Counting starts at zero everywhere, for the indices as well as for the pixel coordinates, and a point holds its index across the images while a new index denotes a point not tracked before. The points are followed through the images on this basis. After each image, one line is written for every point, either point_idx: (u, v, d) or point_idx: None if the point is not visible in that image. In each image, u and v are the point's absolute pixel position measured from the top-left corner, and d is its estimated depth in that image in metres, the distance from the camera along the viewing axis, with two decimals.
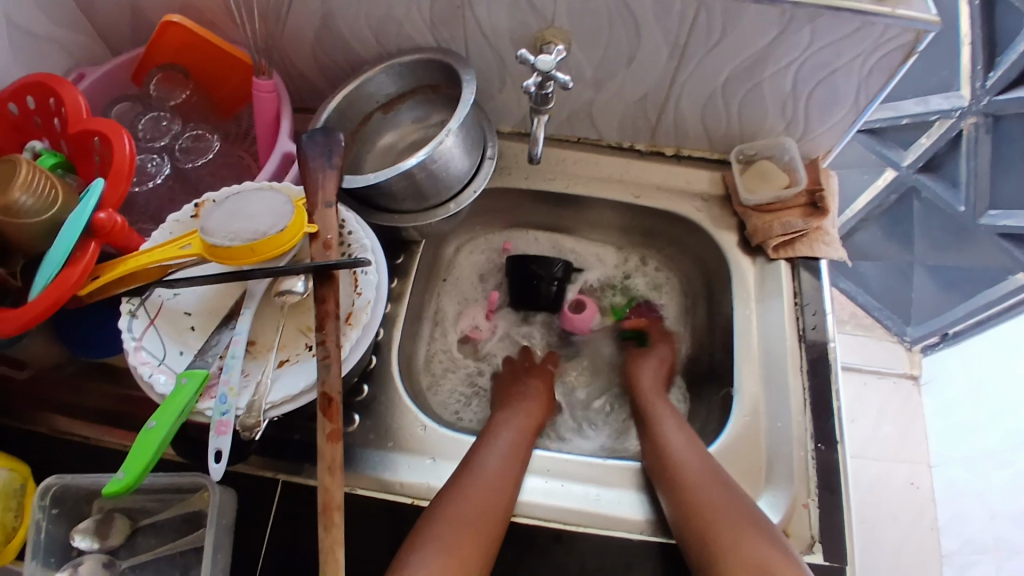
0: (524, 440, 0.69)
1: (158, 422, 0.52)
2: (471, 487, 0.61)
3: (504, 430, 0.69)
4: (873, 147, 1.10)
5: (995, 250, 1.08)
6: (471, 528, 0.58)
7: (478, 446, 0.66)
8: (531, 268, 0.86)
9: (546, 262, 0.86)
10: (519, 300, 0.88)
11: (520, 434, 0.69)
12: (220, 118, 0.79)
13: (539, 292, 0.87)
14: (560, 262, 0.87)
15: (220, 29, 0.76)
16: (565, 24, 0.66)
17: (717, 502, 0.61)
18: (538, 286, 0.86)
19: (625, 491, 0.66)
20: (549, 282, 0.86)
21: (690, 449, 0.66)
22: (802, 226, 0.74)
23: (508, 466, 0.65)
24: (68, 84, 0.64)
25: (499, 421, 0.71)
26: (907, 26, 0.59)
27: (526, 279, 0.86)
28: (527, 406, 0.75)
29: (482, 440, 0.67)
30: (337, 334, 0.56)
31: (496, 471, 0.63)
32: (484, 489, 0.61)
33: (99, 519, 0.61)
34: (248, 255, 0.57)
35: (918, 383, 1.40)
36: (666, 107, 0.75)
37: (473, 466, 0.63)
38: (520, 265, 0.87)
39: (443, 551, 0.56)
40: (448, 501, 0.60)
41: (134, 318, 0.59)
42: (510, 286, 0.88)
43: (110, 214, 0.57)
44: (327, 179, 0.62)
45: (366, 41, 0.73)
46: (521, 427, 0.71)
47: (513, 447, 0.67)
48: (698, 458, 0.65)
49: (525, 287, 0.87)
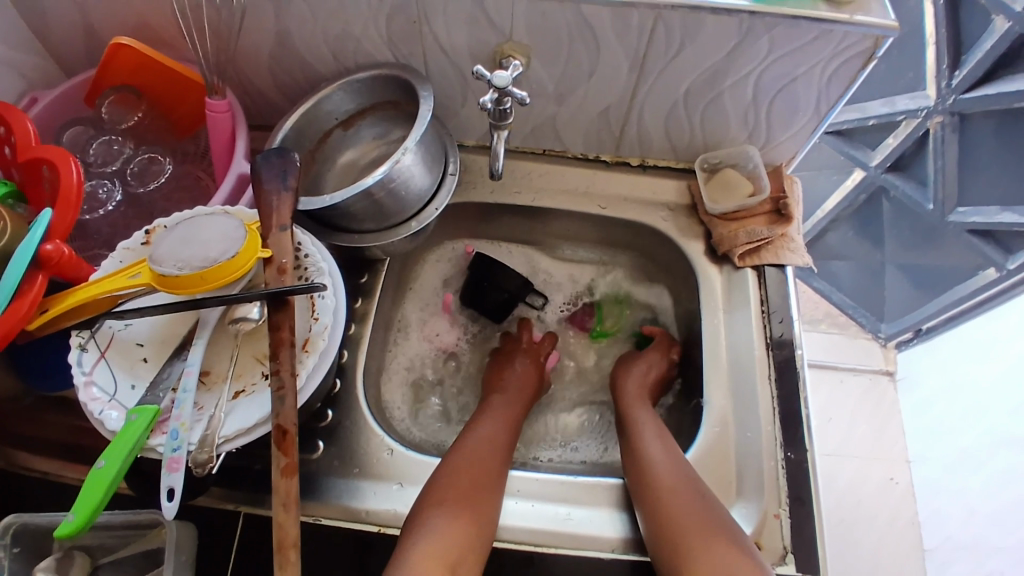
0: (508, 425, 0.74)
1: (107, 461, 0.51)
2: (460, 463, 0.65)
3: (488, 417, 0.74)
4: (841, 148, 1.11)
5: (965, 248, 1.10)
6: (467, 497, 0.62)
7: (463, 435, 0.70)
8: (486, 274, 0.85)
9: (506, 272, 0.84)
10: (475, 306, 0.87)
11: (504, 419, 0.74)
12: (177, 138, 0.77)
13: (492, 300, 0.86)
14: (517, 276, 0.85)
15: (174, 48, 0.74)
16: (523, 38, 0.65)
17: (691, 509, 0.61)
18: (488, 290, 0.85)
19: (595, 510, 0.65)
20: (500, 291, 0.85)
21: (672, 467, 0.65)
22: (767, 234, 0.74)
23: (494, 446, 0.69)
24: (18, 111, 0.62)
25: (485, 407, 0.76)
26: (867, 32, 0.59)
27: (479, 283, 0.85)
28: (511, 393, 0.78)
29: (468, 430, 0.71)
30: (292, 362, 0.55)
31: (482, 450, 0.68)
32: (477, 469, 0.65)
33: (59, 557, 0.58)
34: (198, 283, 0.55)
35: (894, 379, 1.41)
36: (630, 118, 0.75)
37: (464, 449, 0.67)
38: (479, 269, 0.85)
39: (447, 516, 0.60)
40: (445, 475, 0.64)
41: (84, 351, 0.58)
42: (464, 286, 0.87)
43: (58, 244, 0.56)
44: (281, 202, 0.60)
45: (323, 57, 0.72)
46: (505, 412, 0.75)
47: (498, 432, 0.72)
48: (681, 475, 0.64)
49: (477, 293, 0.86)
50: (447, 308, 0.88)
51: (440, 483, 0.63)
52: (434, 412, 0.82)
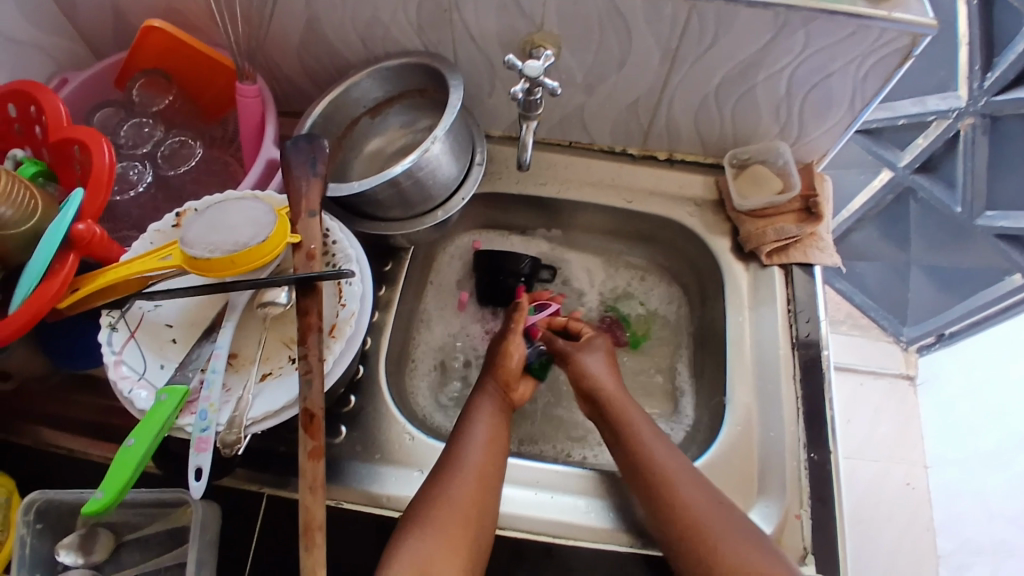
0: (502, 425, 0.69)
1: (137, 439, 0.51)
2: (456, 467, 0.62)
3: (477, 415, 0.68)
4: (869, 147, 1.10)
5: (993, 252, 1.07)
6: (461, 513, 0.58)
7: (455, 437, 0.66)
8: (498, 265, 0.83)
9: (513, 257, 0.83)
10: (488, 299, 0.86)
11: (495, 415, 0.69)
12: (205, 121, 0.78)
13: (508, 287, 0.83)
14: (527, 257, 0.83)
15: (203, 32, 0.74)
16: (554, 27, 0.65)
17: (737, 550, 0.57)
18: (504, 281, 0.83)
19: (609, 502, 0.65)
20: (514, 278, 0.83)
21: (694, 487, 0.61)
22: (796, 232, 0.73)
23: (490, 449, 0.65)
24: (49, 92, 0.63)
25: (473, 404, 0.70)
26: (905, 30, 0.58)
27: (492, 273, 0.83)
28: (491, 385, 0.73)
29: (459, 432, 0.67)
30: (319, 347, 0.55)
31: (477, 456, 0.63)
32: (470, 481, 0.61)
33: (83, 534, 0.60)
34: (228, 267, 0.55)
35: (914, 384, 1.40)
36: (659, 110, 0.74)
37: (457, 455, 0.63)
38: (488, 259, 0.84)
39: (438, 535, 0.57)
40: (440, 487, 0.61)
41: (114, 331, 0.58)
42: (478, 283, 0.85)
43: (89, 225, 0.56)
44: (311, 188, 0.60)
45: (352, 44, 0.72)
46: (497, 409, 0.70)
47: (492, 431, 0.67)
48: (711, 505, 0.60)
49: (493, 284, 0.84)
50: (463, 306, 0.87)
51: (434, 496, 0.60)
52: (455, 394, 0.82)
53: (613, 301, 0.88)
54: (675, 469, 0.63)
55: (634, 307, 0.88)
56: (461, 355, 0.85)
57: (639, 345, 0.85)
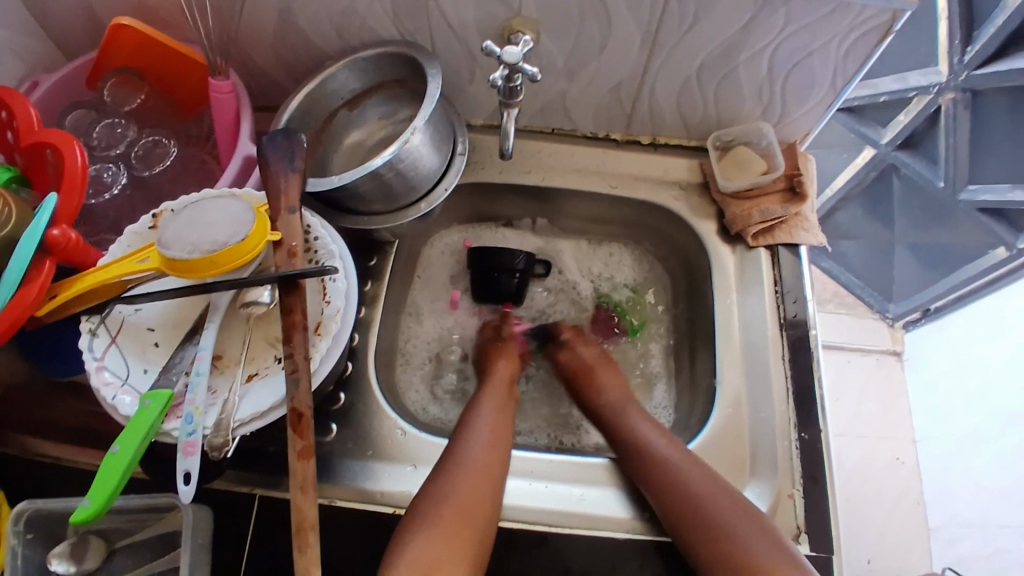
0: (505, 421, 0.69)
1: (122, 445, 0.51)
2: (463, 465, 0.62)
3: (479, 413, 0.69)
4: (852, 126, 1.09)
5: (976, 227, 1.09)
6: (466, 512, 0.58)
7: (457, 435, 0.66)
8: (492, 261, 0.81)
9: (507, 253, 0.81)
10: (482, 294, 0.85)
11: (497, 411, 0.70)
12: (180, 119, 0.76)
13: (503, 285, 0.83)
14: (521, 253, 0.81)
15: (175, 28, 0.73)
16: (532, 13, 0.64)
17: (734, 523, 0.58)
18: (497, 278, 0.82)
19: (608, 490, 0.65)
20: (509, 275, 0.82)
21: (688, 458, 0.64)
22: (781, 213, 0.73)
23: (494, 448, 0.65)
24: (18, 95, 0.61)
25: (474, 402, 0.71)
26: (884, 6, 0.57)
27: (485, 271, 0.82)
28: (492, 384, 0.74)
29: (461, 430, 0.67)
30: (304, 346, 0.54)
31: (480, 454, 0.63)
32: (475, 476, 0.61)
33: (73, 543, 0.59)
34: (208, 267, 0.54)
35: (901, 358, 1.41)
36: (641, 95, 0.73)
37: (459, 454, 0.63)
38: (481, 259, 0.82)
39: (445, 535, 0.56)
40: (445, 483, 0.61)
41: (95, 337, 0.57)
42: (472, 281, 0.84)
43: (64, 230, 0.54)
44: (289, 183, 0.59)
45: (328, 35, 0.71)
46: (499, 406, 0.71)
47: (495, 427, 0.68)
48: (698, 467, 0.63)
49: (486, 280, 0.83)
50: (455, 304, 0.87)
51: (439, 493, 0.60)
52: (450, 387, 0.81)
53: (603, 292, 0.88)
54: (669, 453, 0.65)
55: (620, 297, 0.88)
56: (455, 348, 0.85)
57: (640, 332, 0.86)
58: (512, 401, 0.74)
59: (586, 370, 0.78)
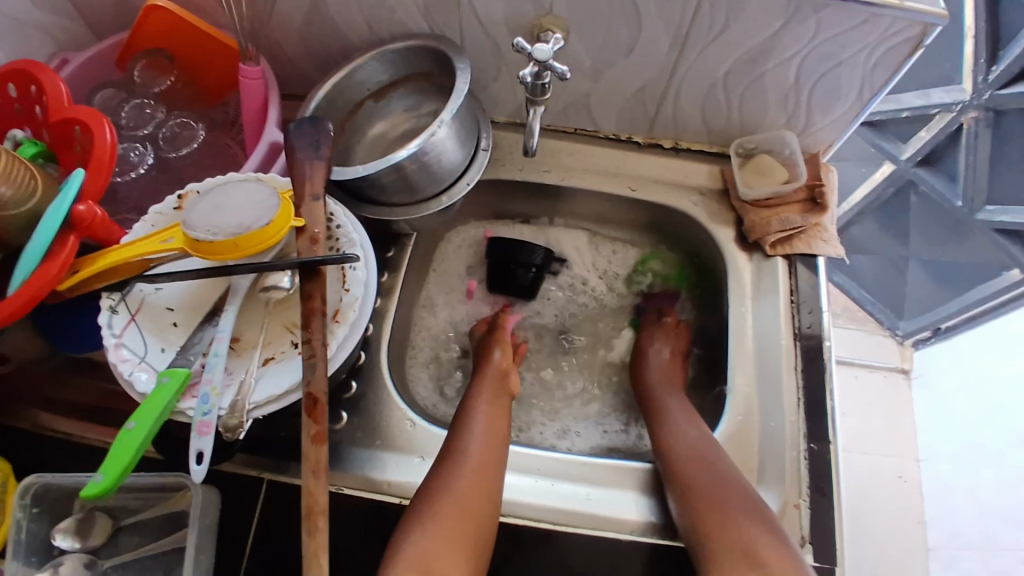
0: (501, 416, 0.69)
1: (137, 423, 0.51)
2: (458, 460, 0.62)
3: (473, 407, 0.69)
4: (871, 139, 1.10)
5: (990, 244, 1.07)
6: (463, 508, 0.58)
7: (455, 429, 0.66)
8: (511, 254, 0.82)
9: (526, 248, 0.82)
10: (498, 288, 0.86)
11: (492, 405, 0.70)
12: (205, 105, 0.77)
13: (519, 277, 0.84)
14: (541, 249, 0.82)
15: (206, 12, 0.73)
16: (562, 11, 0.64)
17: (727, 495, 0.61)
18: (515, 271, 0.83)
19: (630, 493, 0.65)
20: (526, 269, 0.82)
21: (696, 436, 0.67)
22: (801, 222, 0.73)
23: (490, 444, 0.65)
24: (49, 70, 0.62)
25: (470, 398, 0.71)
26: (915, 19, 0.57)
27: (502, 262, 0.83)
28: (488, 377, 0.74)
29: (458, 423, 0.67)
30: (323, 331, 0.55)
31: (477, 450, 0.63)
32: (471, 472, 0.61)
33: (80, 518, 0.59)
34: (231, 250, 0.55)
35: (909, 377, 1.40)
36: (665, 98, 0.74)
37: (456, 450, 0.63)
38: (500, 249, 0.83)
39: (440, 529, 0.57)
40: (442, 479, 0.61)
41: (115, 313, 0.58)
42: (489, 270, 0.85)
43: (90, 206, 0.55)
44: (315, 171, 0.60)
45: (357, 26, 0.71)
46: (494, 400, 0.71)
47: (491, 421, 0.68)
48: (700, 444, 0.66)
49: (503, 272, 0.84)
50: (471, 295, 0.87)
51: (438, 489, 0.60)
52: (458, 386, 0.81)
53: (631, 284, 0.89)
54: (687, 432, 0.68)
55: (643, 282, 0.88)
56: (456, 343, 0.84)
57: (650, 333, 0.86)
58: (507, 394, 0.73)
59: (647, 359, 0.79)
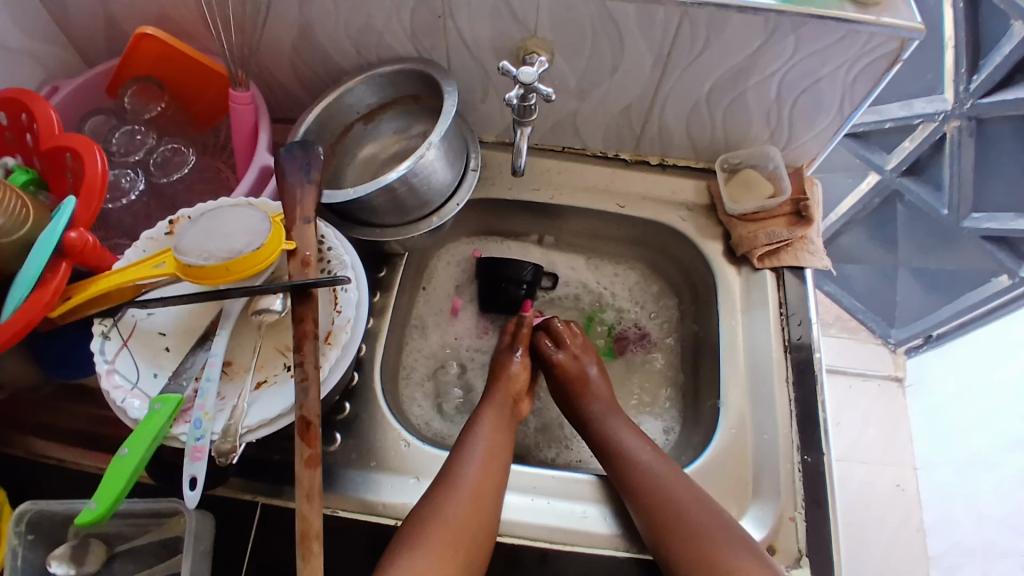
0: (502, 441, 0.69)
1: (131, 449, 0.51)
2: (457, 487, 0.61)
3: (475, 433, 0.68)
4: (855, 149, 1.11)
5: (980, 254, 1.09)
6: (453, 534, 0.58)
7: (455, 451, 0.66)
8: (501, 272, 0.83)
9: (516, 264, 0.82)
10: (487, 306, 0.86)
11: (494, 432, 0.69)
12: (197, 129, 0.78)
13: (507, 294, 0.84)
14: (530, 264, 0.83)
15: (197, 39, 0.74)
16: (547, 34, 0.65)
17: (712, 524, 0.60)
18: (506, 289, 0.83)
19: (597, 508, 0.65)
20: (517, 285, 0.83)
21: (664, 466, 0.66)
22: (788, 235, 0.74)
23: (489, 467, 0.64)
24: (40, 98, 0.62)
25: (478, 417, 0.71)
26: (893, 34, 0.59)
27: (494, 281, 0.83)
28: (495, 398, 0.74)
29: (459, 448, 0.66)
30: (315, 355, 0.55)
31: (475, 475, 0.63)
32: (468, 496, 0.61)
33: (75, 544, 0.59)
34: (223, 274, 0.55)
35: (903, 385, 1.41)
36: (651, 116, 0.75)
37: (455, 472, 0.63)
38: (490, 269, 0.83)
39: (431, 552, 0.57)
40: (435, 501, 0.61)
41: (106, 340, 0.57)
42: (478, 290, 0.86)
43: (82, 233, 0.55)
44: (305, 194, 0.60)
45: (346, 51, 0.72)
46: (497, 425, 0.70)
47: (490, 447, 0.67)
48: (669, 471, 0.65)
49: (493, 290, 0.84)
50: (456, 312, 0.87)
51: (428, 511, 0.60)
52: (456, 402, 0.82)
53: (618, 313, 0.89)
54: (647, 458, 0.67)
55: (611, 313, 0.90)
56: (455, 360, 0.85)
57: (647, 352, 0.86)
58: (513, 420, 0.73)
59: (580, 383, 0.77)
